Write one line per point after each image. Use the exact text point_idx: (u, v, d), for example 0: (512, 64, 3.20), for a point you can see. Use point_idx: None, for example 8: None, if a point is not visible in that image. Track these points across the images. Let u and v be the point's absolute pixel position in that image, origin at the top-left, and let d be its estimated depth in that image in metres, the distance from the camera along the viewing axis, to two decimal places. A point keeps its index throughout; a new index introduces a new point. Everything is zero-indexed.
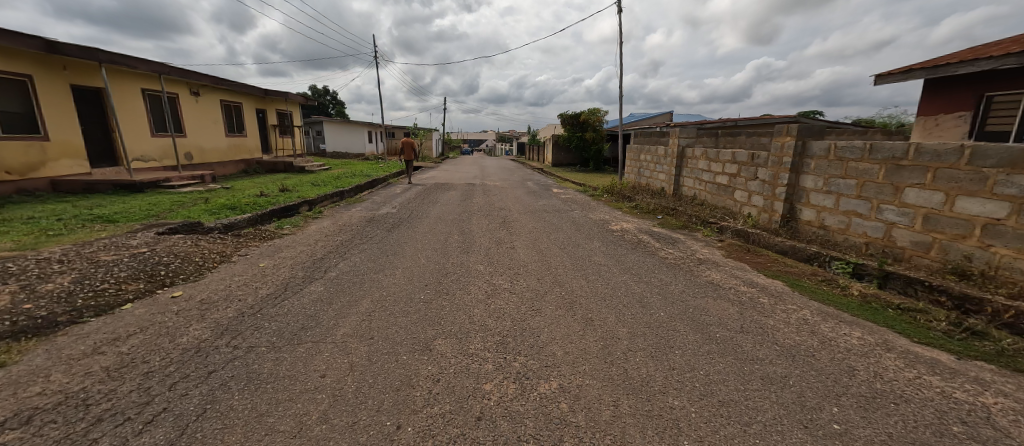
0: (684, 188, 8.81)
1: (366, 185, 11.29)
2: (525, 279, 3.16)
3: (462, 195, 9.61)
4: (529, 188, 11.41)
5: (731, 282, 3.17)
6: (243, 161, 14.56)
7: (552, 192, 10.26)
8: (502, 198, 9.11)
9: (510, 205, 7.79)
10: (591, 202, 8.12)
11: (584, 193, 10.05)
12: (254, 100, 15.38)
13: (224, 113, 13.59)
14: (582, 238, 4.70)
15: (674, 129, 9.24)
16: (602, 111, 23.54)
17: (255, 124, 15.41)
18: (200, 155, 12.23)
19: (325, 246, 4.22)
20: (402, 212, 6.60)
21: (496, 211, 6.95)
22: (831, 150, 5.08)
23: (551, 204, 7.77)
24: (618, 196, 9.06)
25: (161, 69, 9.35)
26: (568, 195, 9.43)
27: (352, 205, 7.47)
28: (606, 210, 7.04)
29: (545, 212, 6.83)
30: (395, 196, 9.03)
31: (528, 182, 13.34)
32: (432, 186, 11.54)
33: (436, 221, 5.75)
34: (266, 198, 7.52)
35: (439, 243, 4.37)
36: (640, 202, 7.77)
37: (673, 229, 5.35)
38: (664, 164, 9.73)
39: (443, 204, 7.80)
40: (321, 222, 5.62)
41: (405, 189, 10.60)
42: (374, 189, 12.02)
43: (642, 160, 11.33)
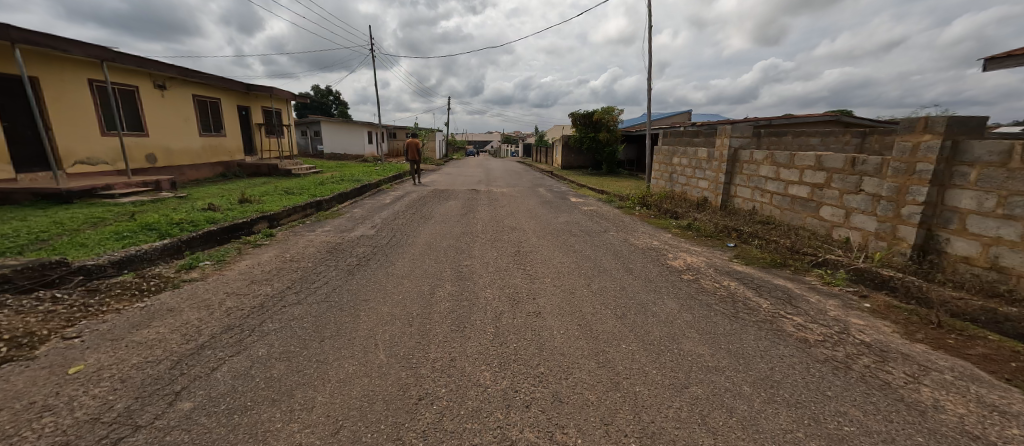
0: (738, 200, 7.10)
1: (353, 192, 9.73)
2: (580, 427, 1.51)
3: (462, 206, 7.98)
4: (543, 196, 9.78)
5: (1012, 434, 1.51)
6: (221, 164, 13.05)
7: (572, 203, 8.60)
8: (512, 210, 7.49)
9: (523, 221, 6.17)
10: (624, 218, 6.46)
11: (610, 204, 8.37)
12: (235, 96, 13.87)
13: (198, 110, 12.08)
14: (641, 288, 3.08)
15: (724, 126, 7.50)
16: (616, 110, 21.83)
17: (236, 123, 13.92)
18: (165, 158, 10.70)
19: (232, 307, 2.62)
20: (382, 235, 5.02)
21: (506, 231, 5.33)
22: (1013, 153, 3.38)
23: (576, 221, 6.12)
24: (655, 209, 7.37)
25: (101, 55, 7.84)
26: (593, 208, 7.77)
27: (324, 221, 5.91)
28: (649, 232, 5.38)
29: (571, 234, 5.20)
30: (382, 208, 7.46)
31: (540, 188, 11.70)
32: (430, 194, 9.96)
33: (424, 251, 4.18)
34: (213, 213, 5.94)
35: (418, 300, 2.77)
36: (689, 220, 6.09)
37: (763, 268, 3.69)
38: (708, 170, 8.02)
39: (437, 220, 6.20)
40: (264, 252, 4.07)
41: (396, 198, 9.00)
42: (363, 197, 10.43)
43: (675, 164, 9.60)
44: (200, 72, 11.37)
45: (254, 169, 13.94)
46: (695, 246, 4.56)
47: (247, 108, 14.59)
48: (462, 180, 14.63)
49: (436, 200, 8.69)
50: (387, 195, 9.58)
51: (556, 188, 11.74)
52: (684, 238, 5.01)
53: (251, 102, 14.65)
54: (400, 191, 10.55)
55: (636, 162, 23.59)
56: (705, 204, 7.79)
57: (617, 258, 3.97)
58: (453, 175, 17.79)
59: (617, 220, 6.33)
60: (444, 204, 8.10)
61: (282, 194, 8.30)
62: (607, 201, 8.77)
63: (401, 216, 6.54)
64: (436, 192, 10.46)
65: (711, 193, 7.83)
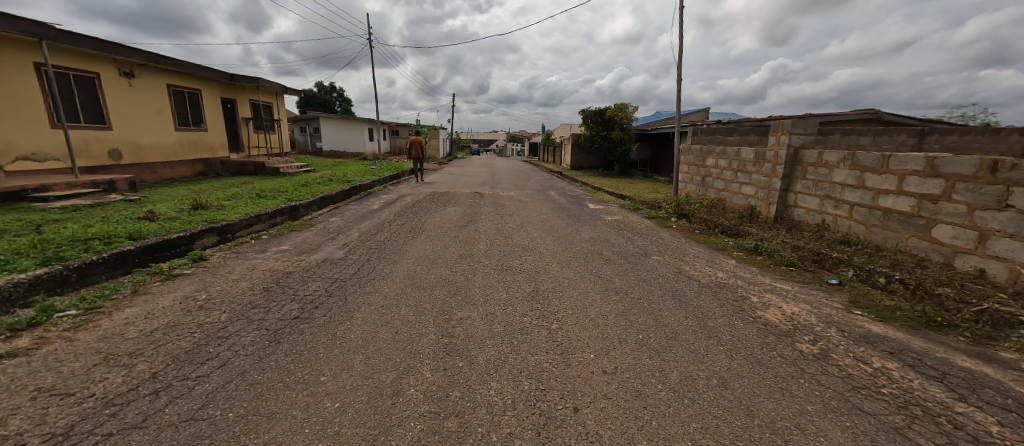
0: (800, 211, 5.79)
1: (340, 195, 8.56)
2: None
3: (462, 213, 6.76)
4: (557, 202, 8.51)
5: None
6: (201, 161, 11.93)
7: (592, 212, 7.33)
8: (523, 219, 6.24)
9: (537, 236, 4.92)
10: (661, 234, 5.20)
11: (637, 213, 7.11)
12: (218, 87, 12.73)
13: (173, 102, 10.95)
14: (748, 380, 1.83)
15: (780, 121, 6.17)
16: (630, 107, 20.47)
17: (220, 117, 12.78)
18: (131, 155, 9.57)
19: (7, 438, 1.38)
20: (353, 257, 3.80)
21: (516, 252, 4.09)
22: None
23: (604, 238, 4.85)
24: (696, 220, 6.09)
25: (41, 32, 6.71)
26: (618, 219, 6.49)
27: (287, 235, 4.70)
28: (704, 257, 4.10)
29: (603, 258, 3.95)
30: (366, 215, 6.23)
31: (552, 192, 10.42)
32: (427, 198, 8.75)
33: (402, 288, 2.95)
34: (149, 223, 4.74)
35: (364, 415, 1.53)
36: (751, 237, 4.80)
37: (912, 330, 2.42)
38: (757, 173, 6.72)
39: (430, 233, 4.98)
40: (176, 288, 2.86)
41: (387, 202, 7.79)
42: (353, 199, 9.23)
43: (711, 167, 8.28)
44: (173, 59, 10.24)
45: (238, 167, 12.80)
46: (780, 284, 3.28)
47: (233, 101, 13.45)
48: (464, 181, 13.42)
49: (433, 206, 7.49)
50: (377, 198, 8.38)
51: (570, 192, 10.47)
52: (757, 267, 3.73)
53: (237, 95, 13.51)
54: (393, 193, 9.36)
55: (650, 162, 22.25)
56: (754, 215, 6.48)
57: (681, 306, 2.70)
58: (455, 174, 16.57)
59: (655, 237, 5.06)
60: (442, 211, 6.88)
61: (252, 197, 7.11)
62: (633, 210, 7.48)
63: (387, 227, 5.33)
64: (435, 195, 9.26)
65: (761, 201, 6.52)
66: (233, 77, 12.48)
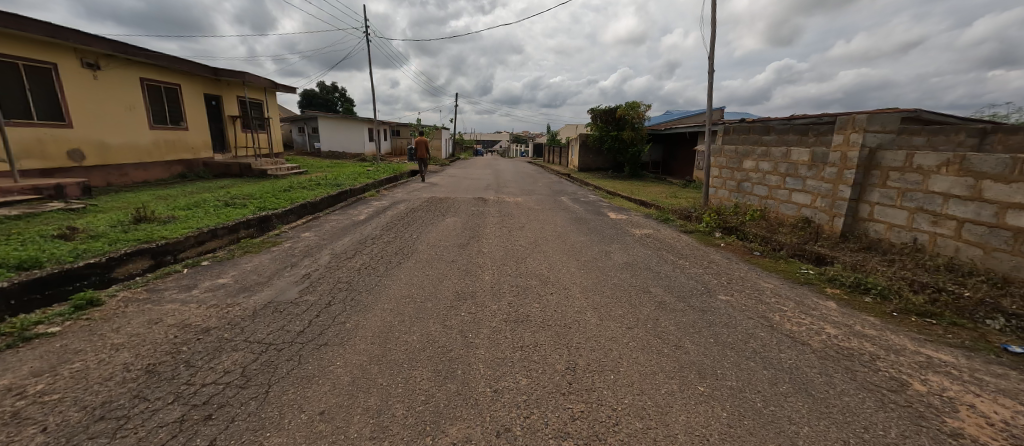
0: (879, 226, 4.70)
1: (325, 202, 7.54)
2: None
3: (463, 224, 5.71)
4: (571, 210, 7.44)
5: None
6: (180, 162, 10.98)
7: (615, 223, 6.25)
8: (536, 232, 5.18)
9: (556, 260, 3.85)
10: (711, 257, 4.12)
11: (668, 224, 6.03)
12: (201, 82, 11.75)
13: (147, 97, 9.98)
14: None
15: (849, 116, 5.07)
16: (642, 105, 19.33)
17: (202, 114, 11.80)
18: (95, 156, 8.62)
19: None
20: (308, 297, 2.75)
21: (533, 288, 3.03)
22: None
23: (643, 264, 3.78)
24: (746, 236, 5.01)
25: None
26: (649, 234, 5.41)
27: (238, 259, 3.68)
28: (787, 296, 3.02)
29: (652, 298, 2.88)
30: (348, 228, 5.20)
31: (563, 197, 9.34)
32: (423, 205, 7.71)
33: (365, 365, 1.90)
34: (62, 243, 3.71)
35: None
36: (837, 264, 3.69)
37: None
38: (815, 178, 5.63)
39: (422, 255, 3.93)
40: (11, 366, 1.84)
41: (377, 211, 6.77)
42: (340, 205, 8.20)
43: (750, 170, 7.18)
44: (146, 50, 9.29)
45: (223, 168, 11.85)
46: (932, 352, 2.20)
47: (218, 98, 12.49)
48: (466, 183, 12.38)
49: (430, 215, 6.44)
50: (367, 205, 7.35)
51: (584, 197, 9.40)
52: (875, 316, 2.64)
53: (222, 91, 12.55)
54: (387, 199, 8.34)
55: (662, 164, 21.15)
56: (815, 229, 5.38)
57: (817, 409, 1.63)
58: (456, 176, 15.54)
59: (708, 262, 3.97)
60: (439, 222, 5.83)
61: (218, 205, 6.08)
62: (663, 221, 6.38)
63: (369, 246, 4.29)
64: (434, 201, 8.22)
65: (822, 213, 5.43)
66: (217, 72, 11.51)
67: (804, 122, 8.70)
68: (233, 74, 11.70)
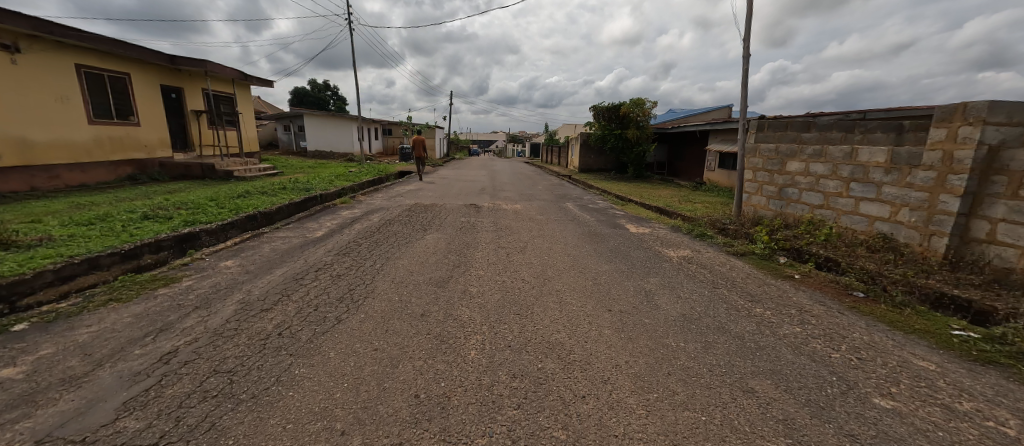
0: (1006, 251, 3.50)
1: (284, 211, 6.25)
2: None
3: (447, 243, 4.44)
4: (581, 220, 6.20)
5: None
6: (130, 163, 9.61)
7: (638, 239, 5.01)
8: (542, 256, 3.93)
9: (579, 312, 2.56)
10: (798, 303, 2.87)
11: (707, 243, 4.78)
12: (156, 72, 10.34)
13: (85, 87, 8.59)
14: None
15: (956, 104, 3.86)
16: (647, 102, 18.07)
17: (158, 108, 10.40)
18: (12, 155, 7.24)
19: None
20: (131, 420, 1.46)
21: (547, 381, 1.77)
22: None
23: (705, 315, 2.53)
24: (822, 262, 3.77)
25: None
26: (688, 257, 4.17)
27: (87, 314, 2.38)
28: (985, 396, 1.76)
29: (767, 411, 1.60)
30: (292, 251, 3.92)
31: (569, 204, 8.11)
32: (404, 214, 6.43)
33: None
34: None
35: None
36: (1006, 320, 2.45)
37: None
38: (900, 184, 4.42)
39: (377, 303, 2.65)
40: None
41: (343, 223, 5.48)
42: (305, 213, 6.87)
43: (797, 173, 5.97)
44: (81, 31, 7.91)
45: (182, 170, 10.50)
46: None
47: (179, 90, 11.11)
48: (458, 187, 11.09)
49: (409, 230, 5.16)
50: (333, 215, 6.06)
51: (593, 204, 8.17)
52: None
53: (184, 83, 11.17)
54: (361, 207, 7.06)
55: (668, 165, 19.97)
56: (903, 252, 4.15)
57: None
58: (448, 178, 14.24)
59: (794, 311, 2.73)
60: (417, 240, 4.55)
61: (135, 218, 4.73)
62: (698, 237, 5.12)
63: (307, 282, 3.02)
64: (418, 210, 6.95)
65: (910, 230, 4.21)
66: (174, 59, 10.12)
67: (844, 117, 7.53)
68: (192, 62, 10.30)
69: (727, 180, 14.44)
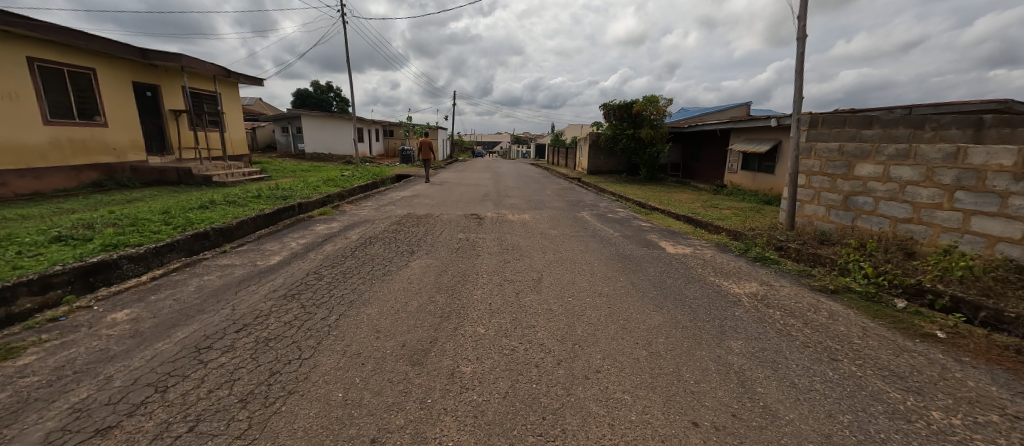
0: None
1: (249, 226, 5.26)
2: None
3: (437, 273, 3.38)
4: (603, 236, 5.14)
5: None
6: (95, 167, 8.68)
7: (682, 264, 3.93)
8: (563, 297, 2.86)
9: (645, 433, 1.48)
10: (988, 400, 1.77)
11: (773, 271, 3.69)
12: (127, 68, 9.42)
13: (40, 84, 7.66)
14: None
15: None
16: (661, 99, 16.93)
17: (130, 107, 9.48)
18: None
19: None
20: None
21: None
22: None
23: (864, 439, 1.45)
24: (962, 309, 2.67)
25: None
26: (761, 296, 3.09)
27: None
28: None
29: None
30: (223, 291, 2.89)
31: (584, 214, 7.07)
32: (391, 228, 5.39)
33: None
34: None
35: None
36: None
37: None
38: None
39: (303, 407, 1.59)
40: None
41: (312, 242, 4.45)
42: (276, 225, 5.84)
43: (871, 178, 4.87)
44: (30, 19, 6.98)
45: (155, 174, 9.56)
46: None
47: (155, 88, 10.21)
48: (459, 192, 10.06)
49: (392, 252, 4.13)
50: (304, 230, 5.03)
51: (612, 214, 7.11)
52: None
53: (160, 80, 10.25)
54: (343, 217, 6.07)
55: (682, 166, 18.82)
56: None
57: None
58: (448, 182, 13.22)
59: (996, 420, 1.63)
60: (397, 269, 3.51)
61: (42, 240, 3.73)
62: (759, 261, 4.03)
63: (213, 357, 1.97)
64: (410, 222, 5.92)
65: None
66: (146, 53, 9.19)
67: (895, 112, 6.43)
68: (166, 57, 9.36)
69: (752, 183, 13.28)
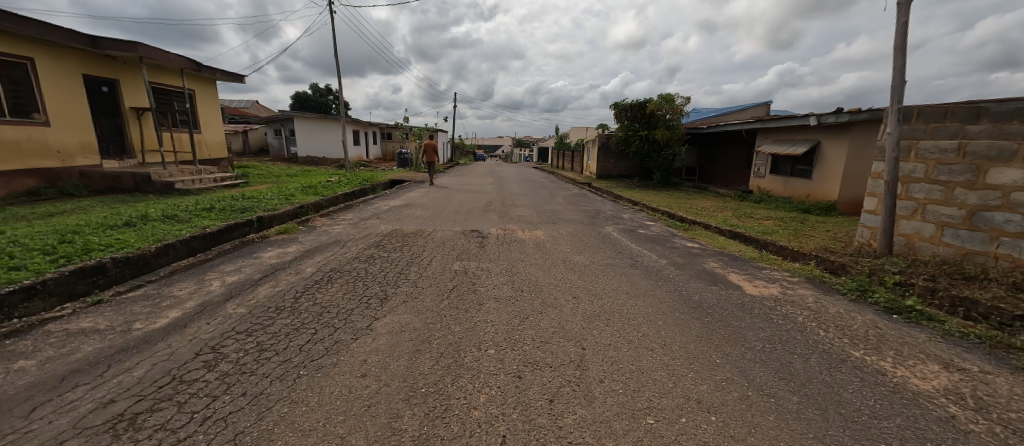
0: None
1: (173, 253, 3.95)
2: None
3: (413, 349, 2.06)
4: (647, 265, 3.84)
5: None
6: (33, 173, 7.43)
7: (784, 320, 2.63)
8: (635, 417, 1.55)
9: None
10: None
11: (936, 337, 2.38)
12: (77, 59, 8.19)
13: None
14: None
15: None
16: (678, 98, 15.65)
17: (79, 104, 8.24)
18: None
19: None
20: None
21: None
22: None
23: None
24: None
25: None
26: (969, 398, 1.78)
27: None
28: None
29: None
30: (16, 402, 1.58)
31: (610, 229, 5.77)
32: (366, 253, 4.11)
33: None
34: None
35: None
36: None
37: None
38: None
39: None
40: None
41: (245, 279, 3.16)
42: (218, 246, 4.54)
43: (1016, 188, 3.60)
44: None
45: (109, 181, 8.33)
46: None
47: (113, 83, 8.99)
48: (458, 201, 8.78)
49: (352, 298, 2.81)
50: (246, 257, 3.74)
51: (644, 230, 5.81)
52: None
53: (119, 74, 9.02)
54: (307, 236, 4.75)
55: (699, 170, 17.54)
56: None
57: None
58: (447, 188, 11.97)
59: None
60: (350, 336, 2.20)
61: None
62: (897, 314, 2.71)
63: None
64: (393, 242, 4.63)
65: None
66: (96, 41, 7.97)
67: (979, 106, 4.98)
68: (120, 45, 8.14)
69: (784, 189, 12.00)
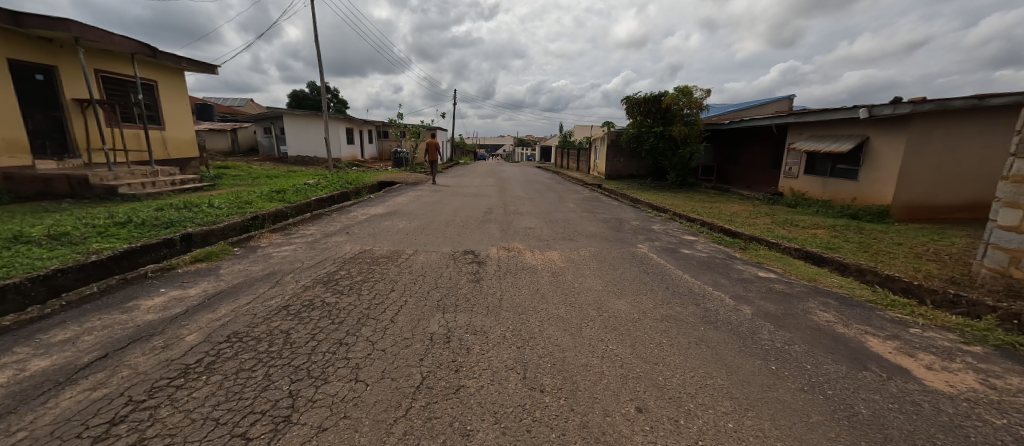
0: None
1: (15, 299, 2.65)
2: None
3: None
4: (729, 320, 2.50)
5: None
6: None
7: None
8: None
9: None
10: None
11: None
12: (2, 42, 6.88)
13: None
14: None
15: None
16: (696, 91, 14.28)
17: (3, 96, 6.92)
18: None
19: None
20: None
21: None
22: None
23: None
24: None
25: None
26: None
27: None
28: None
29: None
30: None
31: (645, 249, 4.43)
32: (307, 295, 2.80)
33: None
34: None
35: None
36: None
37: None
38: None
39: None
40: None
41: (65, 364, 1.84)
42: (106, 279, 3.23)
43: None
44: None
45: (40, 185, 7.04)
46: None
47: (49, 70, 7.70)
48: (453, 208, 7.46)
49: (220, 423, 1.47)
50: (110, 311, 2.42)
51: (689, 250, 4.46)
52: None
53: (58, 62, 7.72)
54: (236, 265, 3.42)
55: (718, 170, 16.18)
56: None
57: None
58: (443, 191, 10.65)
59: None
60: None
61: None
62: None
63: None
64: (352, 274, 3.29)
65: None
66: (18, 18, 6.66)
67: None
68: (48, 23, 6.82)
69: (823, 191, 10.64)
